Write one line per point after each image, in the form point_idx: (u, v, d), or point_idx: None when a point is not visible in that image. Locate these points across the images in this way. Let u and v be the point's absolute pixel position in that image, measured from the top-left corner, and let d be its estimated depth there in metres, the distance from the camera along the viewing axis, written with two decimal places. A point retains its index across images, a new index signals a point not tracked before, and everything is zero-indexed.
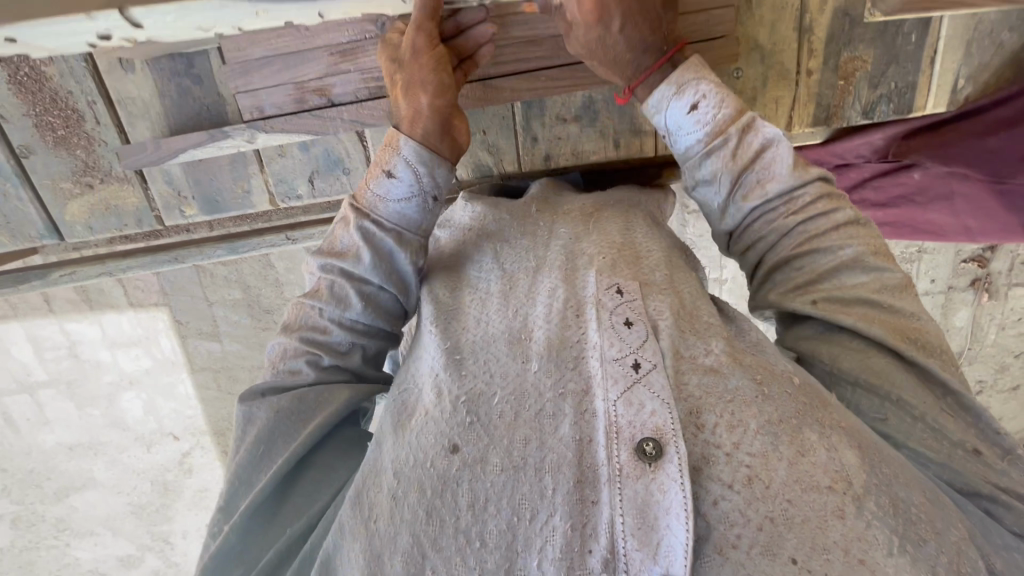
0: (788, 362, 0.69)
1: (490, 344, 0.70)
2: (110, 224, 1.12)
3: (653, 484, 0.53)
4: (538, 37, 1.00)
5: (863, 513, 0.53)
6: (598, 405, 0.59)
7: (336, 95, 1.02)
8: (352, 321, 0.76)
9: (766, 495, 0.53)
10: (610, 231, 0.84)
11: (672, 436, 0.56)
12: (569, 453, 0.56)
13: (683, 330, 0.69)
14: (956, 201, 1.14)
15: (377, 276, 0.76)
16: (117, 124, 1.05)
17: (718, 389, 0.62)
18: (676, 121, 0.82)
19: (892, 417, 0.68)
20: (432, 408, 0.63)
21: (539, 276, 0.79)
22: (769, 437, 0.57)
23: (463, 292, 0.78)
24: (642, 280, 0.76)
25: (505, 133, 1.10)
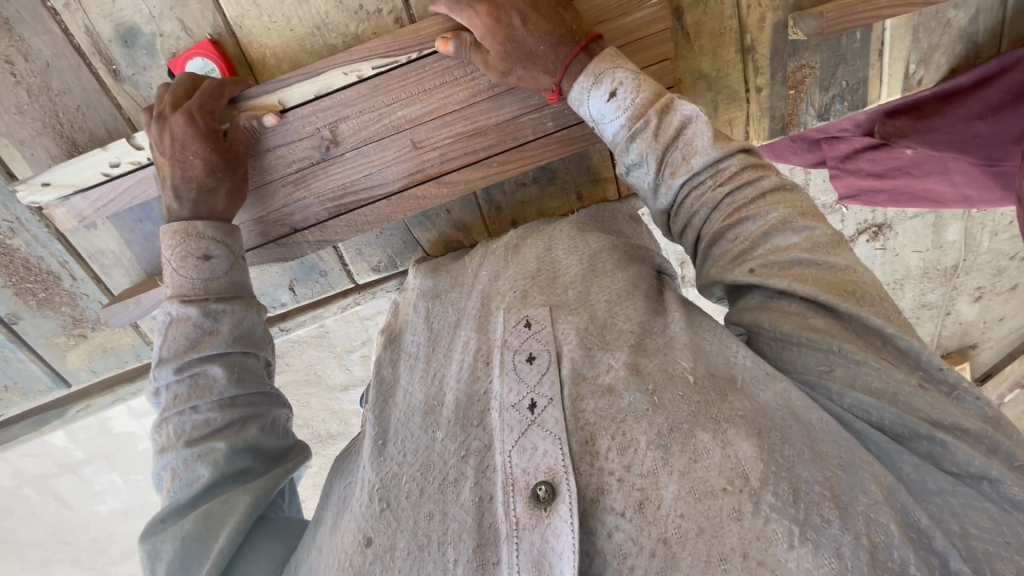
0: (690, 354, 0.67)
1: (411, 419, 0.72)
2: (110, 363, 1.24)
3: (548, 531, 0.54)
4: (480, 128, 0.99)
5: (760, 508, 0.51)
6: (497, 459, 0.61)
7: (297, 221, 1.06)
8: (226, 399, 0.79)
9: (658, 516, 0.53)
10: (528, 258, 0.89)
11: (563, 474, 0.57)
12: (469, 520, 0.58)
13: (588, 348, 0.69)
14: (952, 173, 1.15)
15: (226, 342, 0.81)
16: (93, 277, 1.15)
17: (612, 410, 0.62)
18: (598, 110, 0.81)
19: (838, 368, 0.63)
20: (357, 503, 0.66)
21: (459, 331, 0.82)
22: (659, 451, 0.57)
23: (400, 363, 0.84)
24: (553, 305, 0.77)
25: (465, 206, 1.13)
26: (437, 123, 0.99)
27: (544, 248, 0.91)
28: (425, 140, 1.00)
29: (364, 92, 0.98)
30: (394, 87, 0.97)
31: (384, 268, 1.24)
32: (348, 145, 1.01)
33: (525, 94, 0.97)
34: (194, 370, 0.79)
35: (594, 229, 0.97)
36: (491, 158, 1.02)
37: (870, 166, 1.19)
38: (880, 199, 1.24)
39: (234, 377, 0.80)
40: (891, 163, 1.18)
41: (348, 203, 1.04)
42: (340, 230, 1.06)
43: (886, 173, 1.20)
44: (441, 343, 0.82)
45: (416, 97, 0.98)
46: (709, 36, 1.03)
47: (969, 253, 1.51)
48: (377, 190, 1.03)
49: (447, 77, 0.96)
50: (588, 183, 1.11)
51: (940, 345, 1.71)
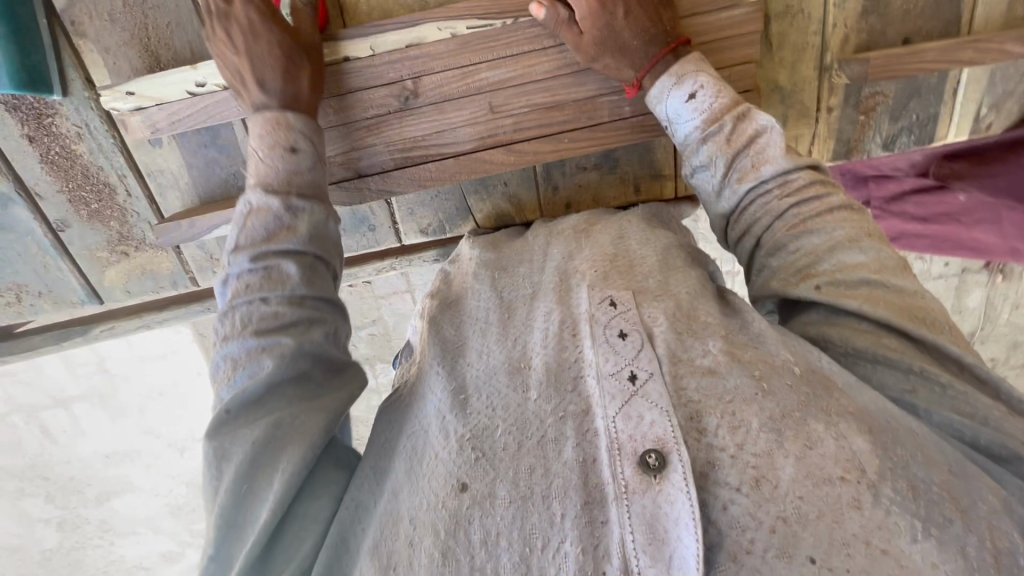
0: (789, 350, 0.68)
1: (494, 377, 0.70)
2: (144, 287, 1.20)
3: (660, 497, 0.53)
4: (560, 101, 0.99)
5: (881, 501, 0.51)
6: (599, 423, 0.60)
7: (364, 167, 1.03)
8: (296, 296, 0.75)
9: (776, 495, 0.52)
10: (603, 242, 0.92)
11: (673, 444, 0.56)
12: (573, 476, 0.57)
13: (679, 333, 0.70)
14: (1005, 224, 1.09)
15: (303, 238, 0.78)
16: (148, 196, 1.12)
17: (717, 391, 0.62)
18: (674, 110, 0.85)
19: (920, 386, 0.64)
20: (442, 452, 0.63)
21: (536, 303, 0.81)
22: (771, 434, 0.57)
23: (466, 326, 0.81)
24: (635, 291, 0.79)
25: (523, 181, 1.14)
26: (520, 89, 0.98)
27: (616, 236, 0.94)
28: (504, 105, 0.99)
29: (454, 46, 0.96)
30: (480, 46, 0.95)
31: (433, 231, 1.22)
32: (426, 99, 0.99)
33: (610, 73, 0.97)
34: (269, 262, 0.76)
35: (655, 225, 1.00)
36: (566, 133, 1.01)
37: (915, 209, 1.15)
38: (920, 245, 1.19)
39: (309, 278, 0.77)
40: (938, 208, 1.14)
41: (414, 157, 1.02)
42: (402, 182, 1.04)
43: (932, 219, 1.15)
44: (518, 313, 0.81)
45: (500, 60, 0.96)
46: (790, 49, 1.06)
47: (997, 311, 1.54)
48: (447, 148, 1.01)
49: (539, 45, 0.95)
50: (648, 178, 1.13)
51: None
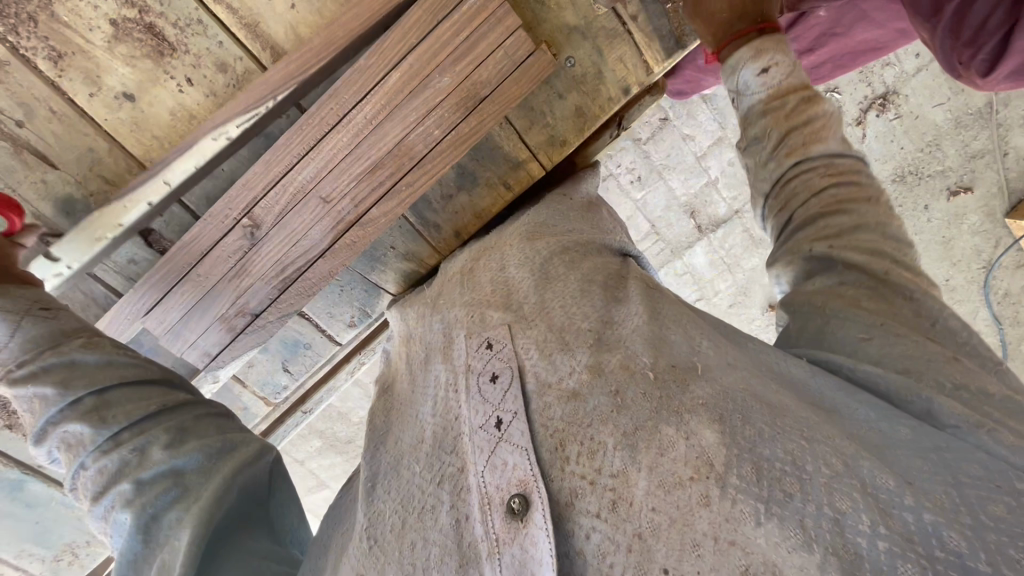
0: (651, 350, 0.70)
1: (398, 461, 0.72)
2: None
3: (526, 540, 0.55)
4: (377, 163, 1.00)
5: (727, 491, 0.53)
6: (471, 481, 0.62)
7: (254, 307, 1.06)
8: (104, 442, 0.76)
9: (631, 513, 0.54)
10: (482, 283, 0.91)
11: (533, 483, 0.58)
12: (450, 541, 0.59)
13: (548, 356, 0.71)
14: (873, 15, 1.19)
15: (68, 393, 0.76)
16: None
17: (580, 414, 0.64)
18: (744, 82, 0.98)
19: (877, 337, 0.72)
20: (351, 554, 0.65)
21: (431, 364, 0.83)
22: (626, 451, 0.59)
23: (393, 412, 0.84)
24: (510, 322, 0.78)
25: (404, 235, 1.16)
26: (335, 173, 1.00)
27: (497, 269, 0.93)
28: (334, 192, 1.00)
29: (258, 171, 0.99)
30: (282, 153, 0.99)
31: (359, 321, 1.26)
32: (267, 224, 1.01)
33: (405, 113, 0.98)
34: (59, 434, 0.76)
35: (544, 232, 0.99)
36: (400, 183, 1.02)
37: (796, 45, 1.27)
38: (824, 73, 1.30)
39: (104, 420, 0.76)
40: (813, 34, 1.25)
41: (290, 269, 1.04)
42: (294, 299, 1.08)
43: (815, 45, 1.26)
44: (420, 378, 0.83)
45: (305, 158, 0.99)
46: None
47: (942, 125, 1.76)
48: (312, 251, 1.04)
49: (325, 130, 0.98)
50: (509, 170, 1.13)
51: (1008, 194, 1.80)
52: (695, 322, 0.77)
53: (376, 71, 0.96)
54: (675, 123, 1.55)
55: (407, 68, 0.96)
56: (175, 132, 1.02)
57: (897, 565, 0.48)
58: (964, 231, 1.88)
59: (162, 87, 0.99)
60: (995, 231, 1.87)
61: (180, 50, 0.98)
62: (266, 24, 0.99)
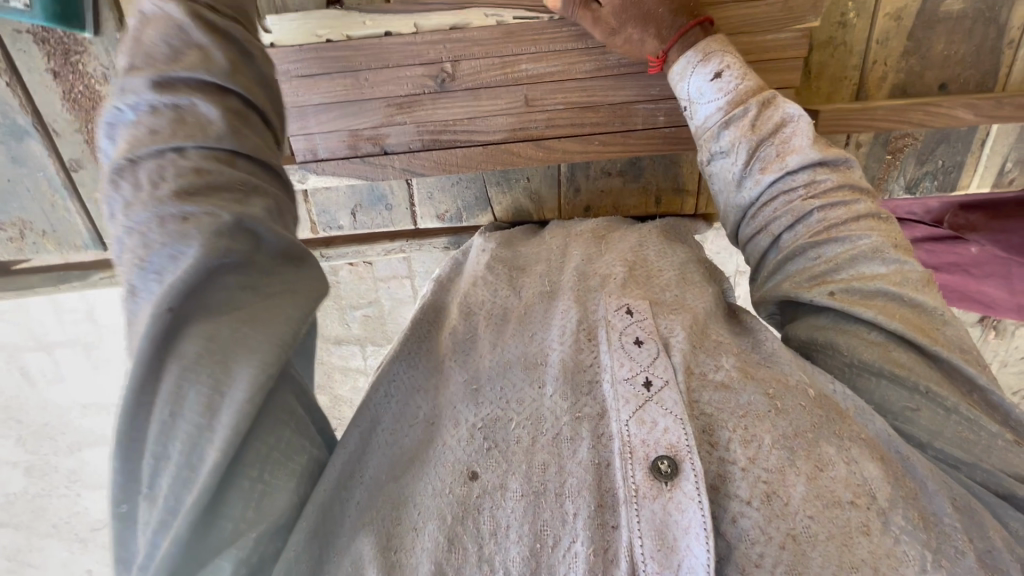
0: (801, 369, 0.68)
1: (508, 369, 0.69)
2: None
3: (671, 504, 0.53)
4: (595, 103, 1.00)
5: (890, 528, 0.51)
6: (613, 427, 0.60)
7: (389, 145, 1.03)
8: (216, 151, 0.59)
9: (787, 512, 0.52)
10: (622, 247, 0.93)
11: (687, 453, 0.56)
12: (587, 476, 0.56)
13: (694, 346, 0.70)
14: (1014, 280, 1.12)
15: (228, 80, 0.62)
16: None
17: (730, 404, 0.62)
18: (696, 87, 0.83)
19: (924, 409, 0.63)
20: (450, 437, 0.63)
21: (553, 301, 0.80)
22: (784, 452, 0.57)
23: (479, 315, 0.79)
24: (653, 302, 0.78)
25: (547, 178, 1.14)
26: (556, 86, 0.99)
27: (636, 243, 0.94)
28: (540, 99, 1.00)
29: (495, 35, 0.96)
30: (526, 35, 0.96)
31: (449, 219, 1.20)
32: (462, 82, 0.99)
33: (649, 82, 0.99)
34: (178, 103, 0.59)
35: (673, 241, 0.99)
36: (596, 136, 1.03)
37: (926, 258, 1.17)
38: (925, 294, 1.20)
39: (236, 128, 0.61)
40: (949, 258, 1.16)
41: (439, 141, 1.03)
42: (426, 163, 1.05)
43: (942, 268, 1.16)
44: (536, 307, 0.79)
45: (543, 54, 0.97)
46: (829, 80, 1.10)
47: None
48: (477, 135, 1.02)
49: (580, 44, 0.96)
50: (669, 190, 1.14)
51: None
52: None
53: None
54: None
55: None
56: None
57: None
58: None
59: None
60: None
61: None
62: None
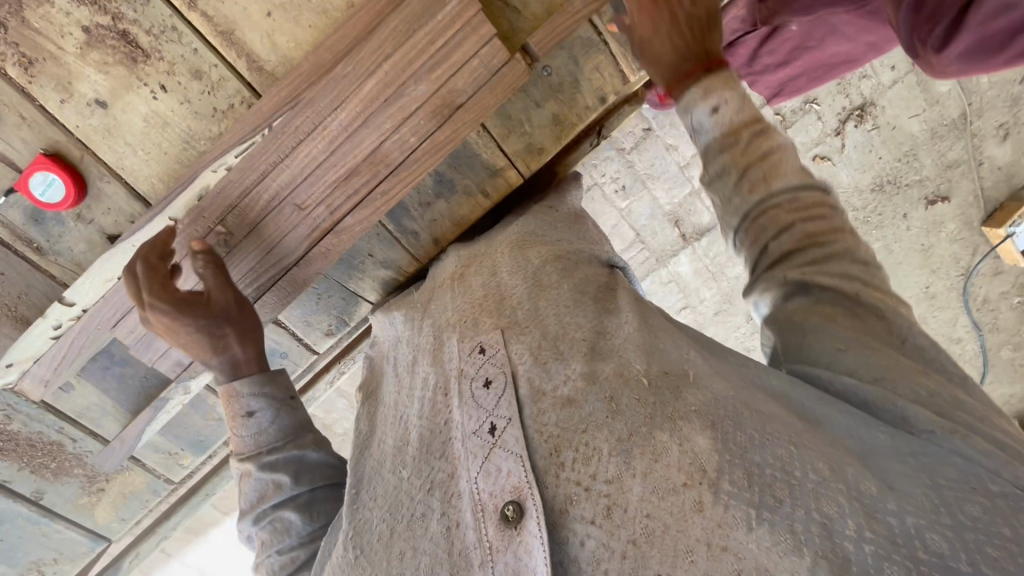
0: (641, 353, 0.71)
1: (383, 465, 0.76)
2: (132, 506, 1.37)
3: (520, 549, 0.56)
4: (350, 169, 1.00)
5: (719, 497, 0.54)
6: (463, 486, 0.64)
7: None
8: (301, 496, 0.95)
9: (625, 519, 0.55)
10: (475, 286, 0.91)
11: (528, 491, 0.59)
12: (440, 549, 0.61)
13: (543, 364, 0.72)
14: (842, 29, 1.09)
15: (295, 485, 0.95)
16: (88, 432, 1.23)
17: (573, 421, 0.64)
18: (698, 121, 0.85)
19: (852, 350, 0.68)
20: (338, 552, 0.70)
21: (418, 367, 0.85)
22: (621, 457, 0.59)
23: (375, 416, 0.87)
24: (504, 326, 0.79)
25: (381, 243, 1.15)
26: (310, 177, 1.01)
27: (489, 274, 0.92)
28: (307, 197, 1.02)
29: (232, 177, 1.01)
30: (253, 163, 1.00)
31: (337, 328, 1.26)
32: (240, 231, 1.06)
33: (379, 122, 0.97)
34: (272, 517, 0.94)
35: (537, 240, 0.97)
36: (375, 191, 1.02)
37: (772, 59, 1.18)
38: (801, 84, 1.21)
39: (311, 515, 0.94)
40: (787, 47, 1.15)
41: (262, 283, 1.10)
42: (274, 302, 1.13)
43: (790, 58, 1.17)
44: (408, 384, 0.85)
45: (278, 166, 1.00)
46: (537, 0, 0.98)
47: (972, 97, 1.58)
48: (286, 257, 1.07)
49: (300, 136, 0.98)
50: (488, 178, 1.11)
51: (988, 198, 1.76)
52: (684, 335, 0.78)
53: (353, 79, 0.96)
54: (659, 133, 1.51)
55: (383, 76, 0.95)
56: (160, 144, 1.04)
57: (882, 567, 0.49)
58: (942, 239, 1.86)
59: (135, 94, 1.00)
60: (971, 240, 1.85)
61: (153, 57, 0.98)
62: (241, 32, 0.98)
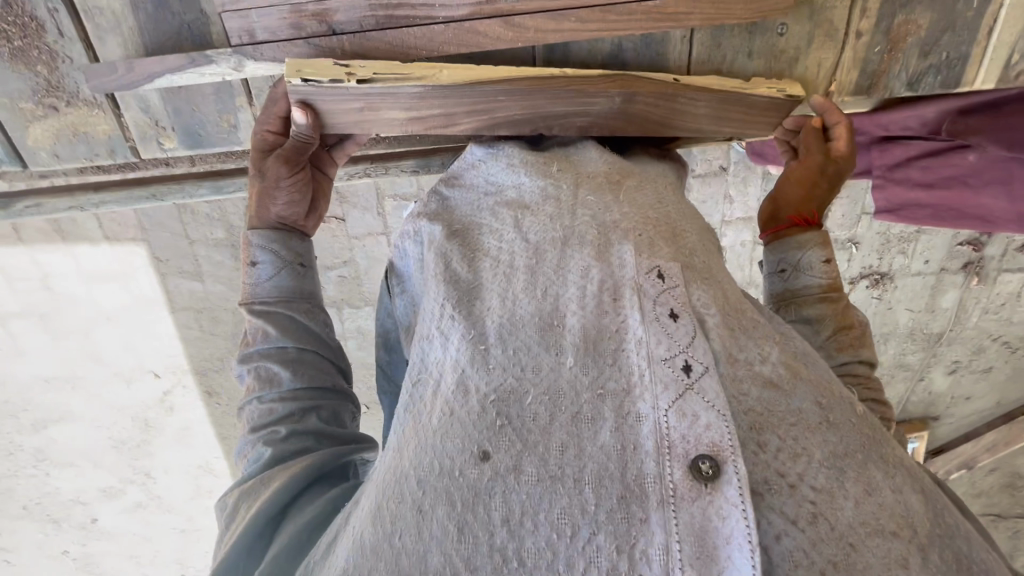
0: (833, 377, 0.65)
1: (518, 326, 0.62)
2: (77, 152, 1.16)
3: (711, 509, 0.48)
4: None
5: (929, 566, 0.49)
6: (644, 409, 0.54)
7: (337, 23, 0.98)
8: (294, 354, 0.85)
9: (832, 536, 0.49)
10: (640, 200, 0.76)
11: (730, 453, 0.51)
12: (611, 463, 0.52)
13: (732, 329, 0.62)
14: (1013, 184, 1.23)
15: (284, 340, 0.85)
16: (82, 38, 1.06)
17: (781, 408, 0.55)
18: (808, 261, 0.90)
19: None
20: (456, 407, 0.57)
21: (567, 250, 0.69)
22: (834, 471, 0.52)
23: (482, 265, 0.69)
24: (684, 264, 0.68)
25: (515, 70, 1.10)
26: None
27: (657, 201, 0.78)
28: None
29: None
30: None
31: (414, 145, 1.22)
32: None
33: None
34: (259, 367, 0.84)
35: (684, 195, 0.86)
36: (574, 10, 0.99)
37: (920, 175, 1.30)
38: (921, 214, 1.37)
39: (295, 373, 0.84)
40: (945, 172, 1.28)
41: (393, 18, 0.97)
42: (380, 47, 0.99)
43: (937, 184, 1.30)
44: (546, 259, 0.68)
45: None
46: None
47: (955, 324, 1.90)
48: (441, 11, 0.97)
49: None
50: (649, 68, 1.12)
51: (905, 407, 2.09)
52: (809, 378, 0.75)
53: None
54: None
55: None
56: None
57: None
58: None
59: None
60: None
61: None
62: None
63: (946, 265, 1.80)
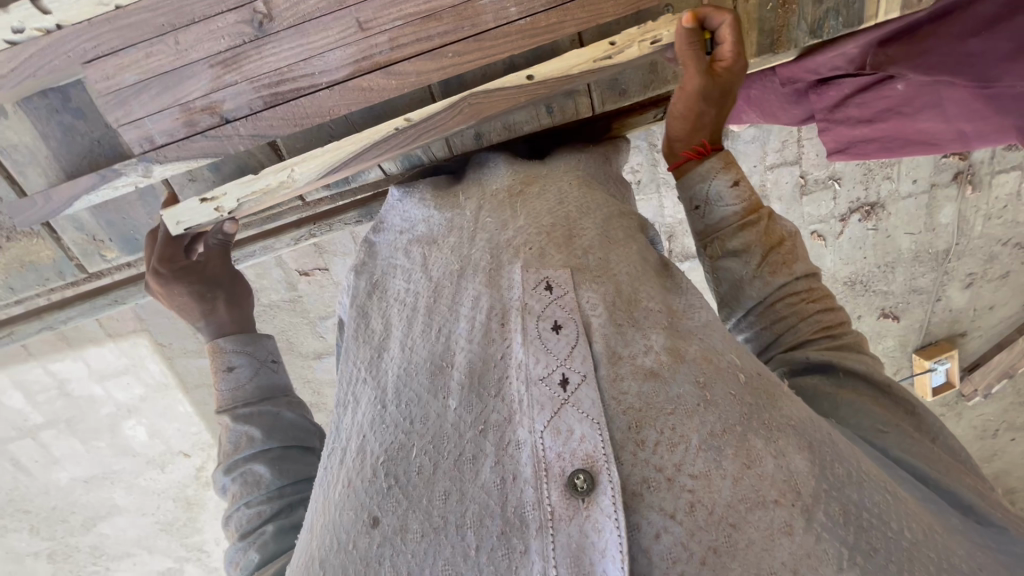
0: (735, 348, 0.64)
1: (410, 377, 0.65)
2: (29, 280, 1.24)
3: (588, 524, 0.51)
4: (436, 12, 0.99)
5: (812, 526, 0.51)
6: (523, 435, 0.56)
7: (227, 111, 1.02)
8: (278, 451, 0.88)
9: (710, 522, 0.50)
10: (540, 208, 0.76)
11: (603, 463, 0.53)
12: (492, 500, 0.54)
13: (619, 325, 0.62)
14: (946, 106, 1.19)
15: (269, 440, 0.88)
16: (4, 176, 1.13)
17: (659, 399, 0.57)
18: (716, 191, 0.83)
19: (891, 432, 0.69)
20: (354, 479, 0.60)
21: (464, 281, 0.70)
22: (712, 453, 0.53)
23: (392, 315, 0.73)
24: (576, 267, 0.67)
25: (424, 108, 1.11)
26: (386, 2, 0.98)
27: (557, 202, 0.77)
28: (372, 21, 0.99)
29: None
30: None
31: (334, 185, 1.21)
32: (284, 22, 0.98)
33: None
34: (245, 471, 0.86)
35: (598, 186, 0.85)
36: (448, 45, 1.01)
37: (858, 112, 1.26)
38: (868, 149, 1.33)
39: (284, 471, 0.86)
40: (880, 105, 1.23)
41: (279, 93, 1.01)
42: (273, 122, 1.03)
43: (876, 118, 1.26)
44: (444, 294, 0.70)
45: None
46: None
47: (960, 238, 1.83)
48: (321, 77, 1.01)
49: None
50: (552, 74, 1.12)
51: (929, 331, 2.01)
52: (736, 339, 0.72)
53: None
54: None
55: None
56: None
57: None
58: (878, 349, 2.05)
59: None
60: (901, 360, 2.07)
61: None
62: None
63: (936, 180, 1.75)
